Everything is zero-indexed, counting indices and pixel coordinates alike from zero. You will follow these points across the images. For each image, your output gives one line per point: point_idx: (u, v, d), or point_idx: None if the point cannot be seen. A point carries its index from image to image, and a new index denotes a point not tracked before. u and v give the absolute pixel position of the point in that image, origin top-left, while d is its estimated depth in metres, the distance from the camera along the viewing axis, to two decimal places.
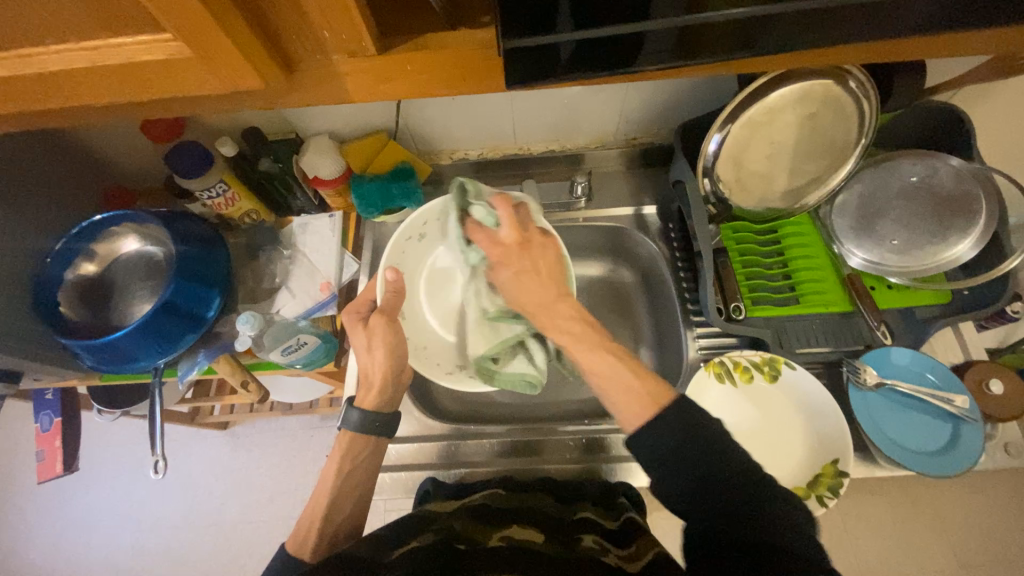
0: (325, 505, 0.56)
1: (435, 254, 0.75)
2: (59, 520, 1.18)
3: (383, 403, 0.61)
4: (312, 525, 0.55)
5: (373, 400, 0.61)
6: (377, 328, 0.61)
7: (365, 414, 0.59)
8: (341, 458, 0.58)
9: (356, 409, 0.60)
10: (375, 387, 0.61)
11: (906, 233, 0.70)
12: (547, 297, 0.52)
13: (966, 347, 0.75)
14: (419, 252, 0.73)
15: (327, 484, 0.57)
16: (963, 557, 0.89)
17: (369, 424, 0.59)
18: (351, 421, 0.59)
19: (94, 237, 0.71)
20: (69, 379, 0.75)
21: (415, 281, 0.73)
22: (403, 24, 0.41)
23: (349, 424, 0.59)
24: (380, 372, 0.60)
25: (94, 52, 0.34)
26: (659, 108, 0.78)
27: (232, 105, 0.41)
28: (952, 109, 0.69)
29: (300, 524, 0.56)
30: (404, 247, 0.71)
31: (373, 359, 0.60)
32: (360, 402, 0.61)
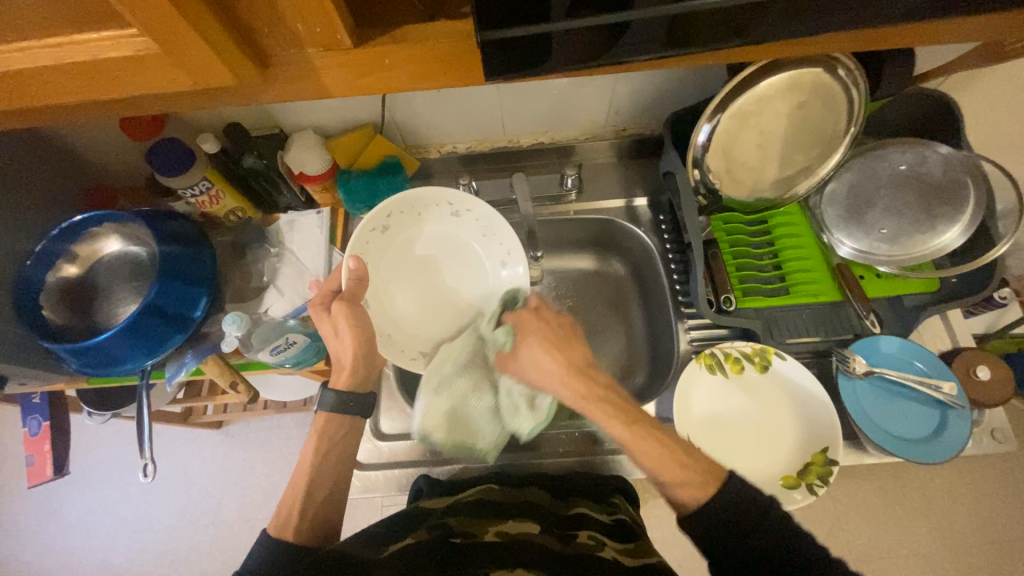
0: (306, 483, 0.56)
1: (398, 243, 0.72)
2: (53, 523, 1.18)
3: (357, 383, 0.62)
4: (294, 507, 0.55)
5: (347, 381, 0.61)
6: (340, 316, 0.60)
7: (341, 394, 0.60)
8: (317, 440, 0.59)
9: (331, 391, 0.60)
10: (346, 370, 0.61)
11: (895, 222, 0.70)
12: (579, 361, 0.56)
13: (954, 334, 0.75)
14: (382, 244, 0.70)
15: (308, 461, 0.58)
16: (951, 539, 0.90)
17: (345, 406, 0.60)
18: (325, 403, 0.60)
19: (75, 238, 0.69)
20: (55, 383, 0.74)
21: (379, 272, 0.70)
22: (380, 17, 0.40)
23: (324, 406, 0.60)
24: (350, 355, 0.60)
25: (58, 49, 0.33)
26: (649, 98, 0.77)
27: (207, 102, 0.40)
28: (941, 97, 0.69)
29: (280, 509, 0.55)
30: (367, 239, 0.67)
31: (342, 343, 0.61)
32: (335, 385, 0.61)
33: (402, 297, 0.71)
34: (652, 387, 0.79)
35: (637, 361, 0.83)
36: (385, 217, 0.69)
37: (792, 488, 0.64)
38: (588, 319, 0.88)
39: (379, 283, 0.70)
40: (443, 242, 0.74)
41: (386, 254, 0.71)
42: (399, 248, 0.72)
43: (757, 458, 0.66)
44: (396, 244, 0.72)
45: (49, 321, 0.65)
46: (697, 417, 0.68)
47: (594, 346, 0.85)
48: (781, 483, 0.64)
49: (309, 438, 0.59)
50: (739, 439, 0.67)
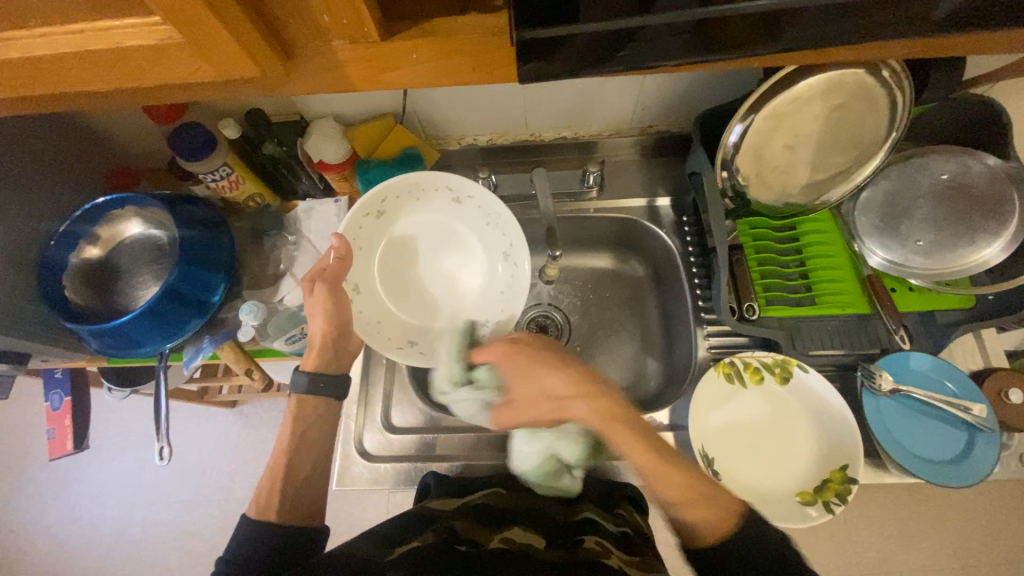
0: (284, 462, 0.58)
1: (393, 229, 0.71)
2: (73, 493, 1.21)
3: (323, 365, 0.63)
4: (272, 489, 0.56)
5: (315, 361, 0.62)
6: (320, 295, 0.62)
7: (311, 373, 0.62)
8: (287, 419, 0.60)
9: (302, 371, 0.62)
10: (315, 350, 0.63)
11: (932, 234, 0.67)
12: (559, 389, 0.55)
13: (987, 354, 0.72)
14: (377, 227, 0.70)
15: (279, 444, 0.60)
16: (964, 558, 0.89)
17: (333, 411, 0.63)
18: (298, 384, 0.61)
19: (97, 220, 0.70)
20: (76, 361, 0.75)
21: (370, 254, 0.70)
22: (409, 8, 0.38)
23: (297, 388, 0.61)
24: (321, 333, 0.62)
25: (80, 35, 0.32)
26: (677, 95, 0.74)
27: (229, 93, 0.39)
28: (990, 103, 0.65)
29: (259, 491, 0.57)
30: (360, 221, 0.67)
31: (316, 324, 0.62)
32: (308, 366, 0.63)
33: (388, 283, 0.71)
34: (667, 392, 0.77)
35: (652, 365, 0.82)
36: (381, 200, 0.68)
37: (807, 504, 0.62)
38: (601, 319, 0.86)
39: (370, 263, 0.70)
40: (435, 229, 0.72)
41: (380, 237, 0.71)
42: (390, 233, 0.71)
43: (773, 473, 0.65)
44: (389, 227, 0.70)
45: (71, 302, 0.66)
46: (713, 427, 0.67)
47: (608, 346, 0.84)
48: (798, 499, 0.63)
49: (320, 432, 0.61)
50: (755, 452, 0.66)
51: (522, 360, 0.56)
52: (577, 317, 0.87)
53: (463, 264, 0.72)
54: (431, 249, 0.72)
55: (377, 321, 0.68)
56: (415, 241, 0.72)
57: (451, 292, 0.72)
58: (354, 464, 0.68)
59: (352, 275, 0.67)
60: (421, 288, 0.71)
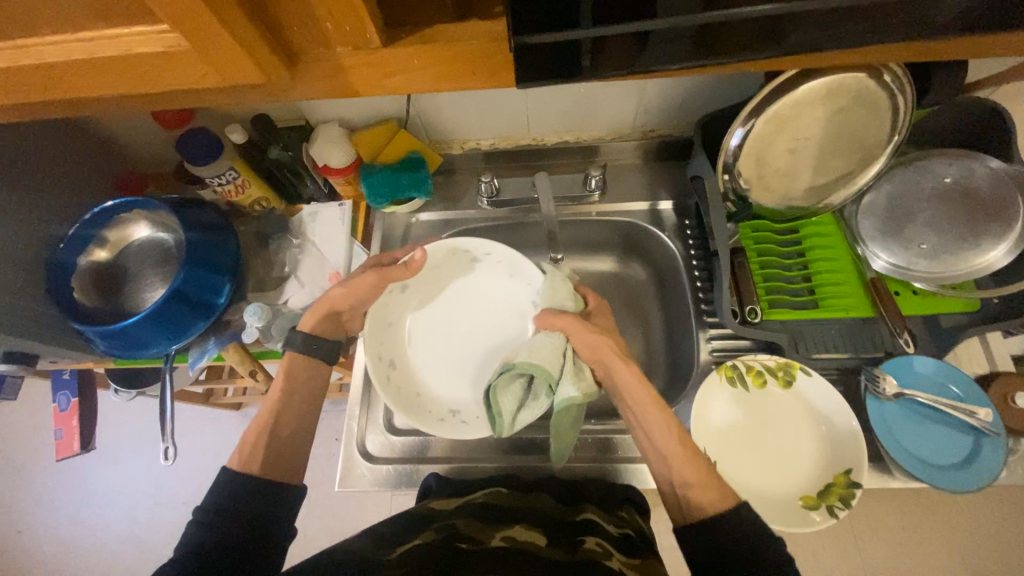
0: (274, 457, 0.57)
1: (467, 277, 0.75)
2: (79, 493, 1.23)
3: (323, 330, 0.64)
4: (258, 442, 0.55)
5: (315, 325, 0.63)
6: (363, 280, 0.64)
7: (307, 334, 0.62)
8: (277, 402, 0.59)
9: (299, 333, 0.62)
10: (319, 314, 0.63)
11: (936, 238, 0.67)
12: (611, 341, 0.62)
13: (993, 358, 0.71)
14: (461, 266, 0.75)
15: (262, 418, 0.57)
16: (973, 565, 0.88)
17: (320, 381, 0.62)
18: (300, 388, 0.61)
19: (105, 223, 0.71)
20: (84, 362, 0.76)
21: (421, 284, 0.73)
22: (411, 16, 0.39)
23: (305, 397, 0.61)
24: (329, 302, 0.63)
25: (91, 43, 0.33)
26: (678, 99, 0.75)
27: (235, 99, 0.40)
28: (993, 106, 0.65)
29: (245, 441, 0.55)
30: (466, 247, 0.72)
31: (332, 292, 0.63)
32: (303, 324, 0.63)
33: (418, 313, 0.74)
34: (668, 396, 0.77)
35: (654, 369, 0.81)
36: (489, 251, 0.73)
37: (811, 509, 0.62)
38: None
39: (423, 287, 0.74)
40: (490, 306, 0.75)
41: (450, 276, 0.75)
42: (466, 273, 0.75)
43: (776, 477, 0.64)
44: (472, 274, 0.75)
45: (80, 303, 0.67)
46: (714, 430, 0.67)
47: None
48: (800, 503, 0.62)
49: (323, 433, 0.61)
50: (757, 455, 0.66)
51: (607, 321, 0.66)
52: None
53: (485, 355, 0.73)
54: (469, 325, 0.74)
55: (386, 328, 0.70)
56: (467, 302, 0.75)
57: (454, 376, 0.72)
58: (356, 465, 0.69)
59: (412, 278, 0.72)
60: (435, 356, 0.73)
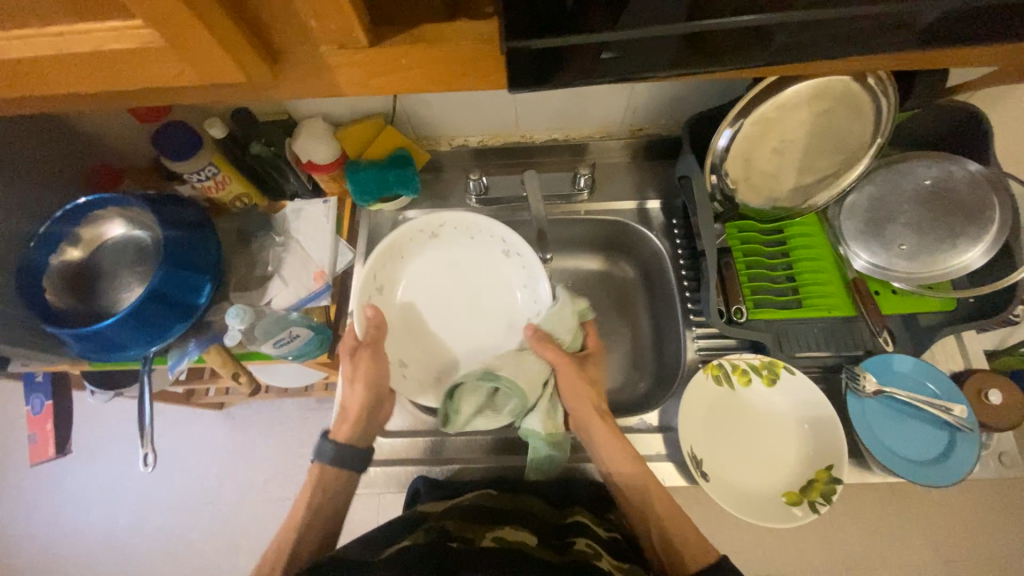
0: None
1: (486, 259, 0.78)
2: (55, 498, 1.19)
3: (357, 435, 0.65)
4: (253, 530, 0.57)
5: (347, 432, 0.65)
6: (362, 360, 0.67)
7: (341, 445, 0.63)
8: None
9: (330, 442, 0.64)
10: (350, 419, 0.65)
11: (916, 238, 0.69)
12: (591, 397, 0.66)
13: (967, 355, 0.74)
14: (485, 245, 0.77)
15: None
16: (945, 552, 0.91)
17: (342, 454, 0.63)
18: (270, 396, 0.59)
19: (78, 221, 0.68)
20: (57, 364, 0.74)
21: (433, 248, 0.77)
22: (398, 14, 0.38)
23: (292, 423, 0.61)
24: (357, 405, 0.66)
25: (59, 38, 0.32)
26: (666, 99, 0.75)
27: (214, 97, 0.38)
28: (972, 110, 0.66)
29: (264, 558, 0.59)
30: (503, 237, 0.75)
31: (354, 392, 0.66)
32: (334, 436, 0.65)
33: (431, 266, 0.77)
34: (656, 394, 0.78)
35: (642, 368, 0.82)
36: (521, 253, 0.74)
37: (793, 504, 0.63)
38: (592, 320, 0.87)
39: (443, 244, 0.77)
40: (484, 293, 0.77)
41: (471, 249, 0.77)
42: (492, 259, 0.77)
43: (760, 474, 0.66)
44: (499, 263, 0.77)
45: (53, 305, 0.65)
46: (701, 428, 0.67)
47: None
48: (783, 500, 0.63)
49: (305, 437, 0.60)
50: (743, 453, 0.67)
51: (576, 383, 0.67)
52: None
53: (456, 330, 0.75)
54: (459, 300, 0.76)
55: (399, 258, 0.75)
56: (468, 278, 0.77)
57: (427, 334, 0.75)
58: None
59: (444, 228, 0.76)
60: (422, 312, 0.76)
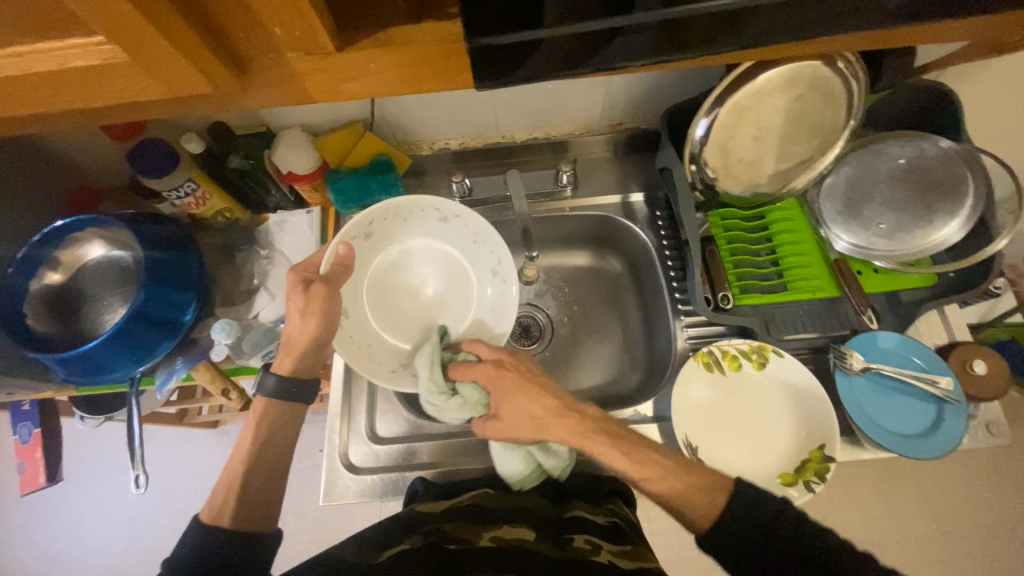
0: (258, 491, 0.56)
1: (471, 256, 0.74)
2: (49, 527, 1.17)
3: (301, 367, 0.60)
4: (228, 499, 0.54)
5: (291, 364, 0.60)
6: (316, 299, 0.59)
7: (288, 380, 0.59)
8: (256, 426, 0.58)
9: (273, 375, 0.59)
10: (294, 353, 0.60)
11: (893, 217, 0.70)
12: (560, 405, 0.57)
13: (950, 329, 0.75)
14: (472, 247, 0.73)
15: (245, 448, 0.57)
16: (941, 524, 0.94)
17: (286, 389, 0.59)
18: (266, 387, 0.58)
19: (57, 244, 0.67)
20: (42, 390, 0.73)
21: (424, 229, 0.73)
22: (364, 19, 0.38)
23: (264, 389, 0.58)
24: (306, 339, 0.59)
25: (20, 59, 0.31)
26: (642, 93, 0.76)
27: (185, 111, 0.38)
28: (941, 89, 0.68)
29: (214, 496, 0.54)
30: (499, 257, 0.70)
31: (304, 328, 0.59)
32: (277, 368, 0.60)
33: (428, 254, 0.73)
34: (650, 384, 0.78)
35: (634, 360, 0.82)
36: (506, 285, 0.71)
37: (789, 485, 0.64)
38: (583, 315, 0.87)
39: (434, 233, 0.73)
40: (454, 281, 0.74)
41: (459, 243, 0.74)
42: (477, 272, 0.73)
43: (755, 457, 0.66)
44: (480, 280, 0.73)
45: (34, 330, 0.64)
46: (693, 417, 0.67)
47: (590, 342, 0.85)
48: (779, 480, 0.64)
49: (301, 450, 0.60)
50: (737, 438, 0.67)
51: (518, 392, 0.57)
52: (552, 314, 0.87)
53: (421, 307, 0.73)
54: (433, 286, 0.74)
55: (400, 222, 0.71)
56: (450, 267, 0.74)
57: (389, 309, 0.71)
58: (340, 478, 0.68)
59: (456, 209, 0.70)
60: (396, 305, 0.72)
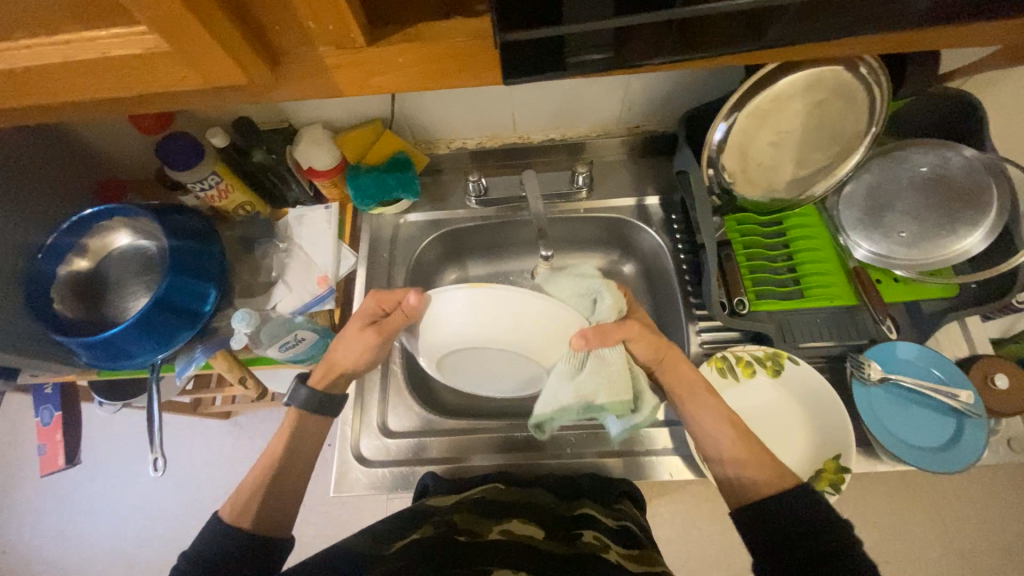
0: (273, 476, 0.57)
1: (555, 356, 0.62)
2: (64, 510, 1.20)
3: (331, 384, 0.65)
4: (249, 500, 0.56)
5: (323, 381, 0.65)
6: (365, 337, 0.64)
7: (317, 395, 0.63)
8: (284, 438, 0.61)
9: (305, 387, 0.63)
10: (327, 372, 0.65)
11: (914, 226, 0.69)
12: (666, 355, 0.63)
13: (971, 341, 0.74)
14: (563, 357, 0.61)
15: (271, 457, 0.60)
16: (955, 542, 0.92)
17: (319, 402, 0.62)
18: (298, 398, 0.62)
19: (85, 232, 0.69)
20: (66, 374, 0.75)
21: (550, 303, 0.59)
22: (394, 14, 0.39)
23: (296, 401, 0.62)
24: (348, 363, 0.65)
25: (66, 46, 0.32)
26: (662, 96, 0.76)
27: (218, 101, 0.39)
28: (967, 96, 0.67)
29: (237, 499, 0.56)
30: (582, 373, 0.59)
31: (347, 354, 0.65)
32: (312, 381, 0.65)
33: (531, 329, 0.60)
34: None
35: None
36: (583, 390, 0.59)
37: None
38: None
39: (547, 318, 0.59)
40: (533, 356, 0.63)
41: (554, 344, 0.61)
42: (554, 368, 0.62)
43: None
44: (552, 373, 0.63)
45: (60, 315, 0.66)
46: None
47: None
48: None
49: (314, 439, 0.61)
50: None
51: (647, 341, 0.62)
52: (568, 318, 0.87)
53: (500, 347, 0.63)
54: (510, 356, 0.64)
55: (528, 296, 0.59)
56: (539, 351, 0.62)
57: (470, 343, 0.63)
58: (352, 470, 0.69)
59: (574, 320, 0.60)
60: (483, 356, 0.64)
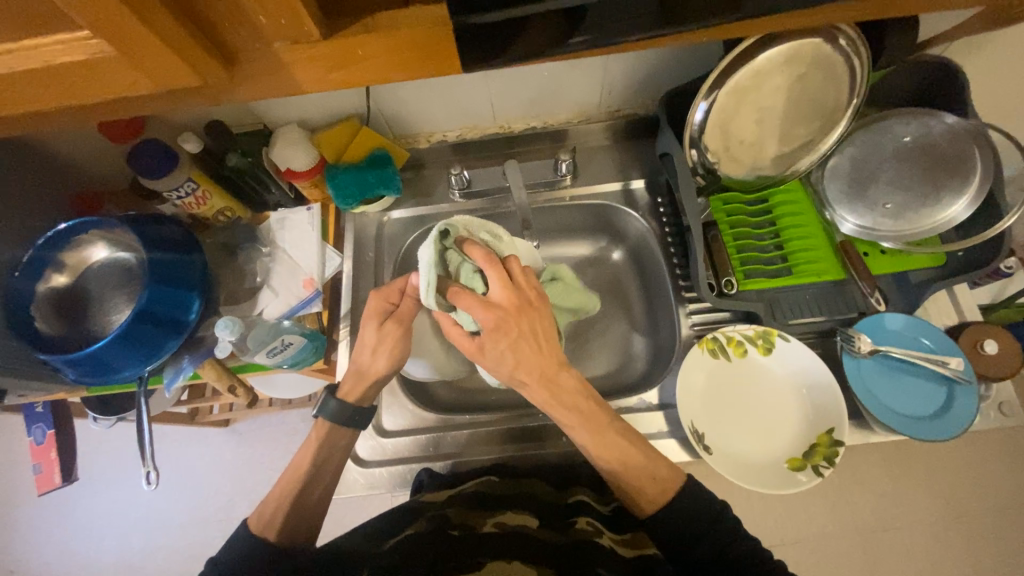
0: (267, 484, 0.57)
1: None
2: (67, 527, 1.20)
3: (364, 397, 0.63)
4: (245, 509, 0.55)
5: (357, 393, 0.63)
6: (389, 335, 0.62)
7: (344, 403, 0.61)
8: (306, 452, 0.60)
9: (335, 398, 0.61)
10: (364, 383, 0.63)
11: (899, 197, 0.68)
12: (549, 367, 0.54)
13: (960, 309, 0.74)
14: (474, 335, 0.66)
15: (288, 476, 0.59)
16: (954, 507, 0.93)
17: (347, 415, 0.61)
18: (329, 410, 0.61)
19: (61, 247, 0.68)
20: (54, 392, 0.74)
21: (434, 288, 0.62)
22: (352, 5, 0.38)
23: (326, 411, 0.61)
24: (375, 372, 0.62)
25: (10, 56, 0.31)
26: (640, 77, 0.75)
27: (176, 106, 0.38)
28: (946, 63, 0.66)
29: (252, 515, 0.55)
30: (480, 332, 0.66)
31: (373, 361, 0.62)
32: (342, 393, 0.62)
33: None
34: (655, 373, 0.77)
35: (640, 349, 0.82)
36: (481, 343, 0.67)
37: (797, 470, 0.63)
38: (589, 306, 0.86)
39: None
40: None
41: None
42: None
43: (762, 444, 0.66)
44: None
45: (41, 333, 0.64)
46: (699, 402, 0.67)
47: (596, 331, 0.84)
48: (787, 465, 0.64)
49: (310, 447, 0.61)
50: (744, 425, 0.67)
51: (516, 336, 0.53)
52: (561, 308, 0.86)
53: None
54: None
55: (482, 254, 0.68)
56: None
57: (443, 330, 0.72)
58: (348, 472, 0.68)
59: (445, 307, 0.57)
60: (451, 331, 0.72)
